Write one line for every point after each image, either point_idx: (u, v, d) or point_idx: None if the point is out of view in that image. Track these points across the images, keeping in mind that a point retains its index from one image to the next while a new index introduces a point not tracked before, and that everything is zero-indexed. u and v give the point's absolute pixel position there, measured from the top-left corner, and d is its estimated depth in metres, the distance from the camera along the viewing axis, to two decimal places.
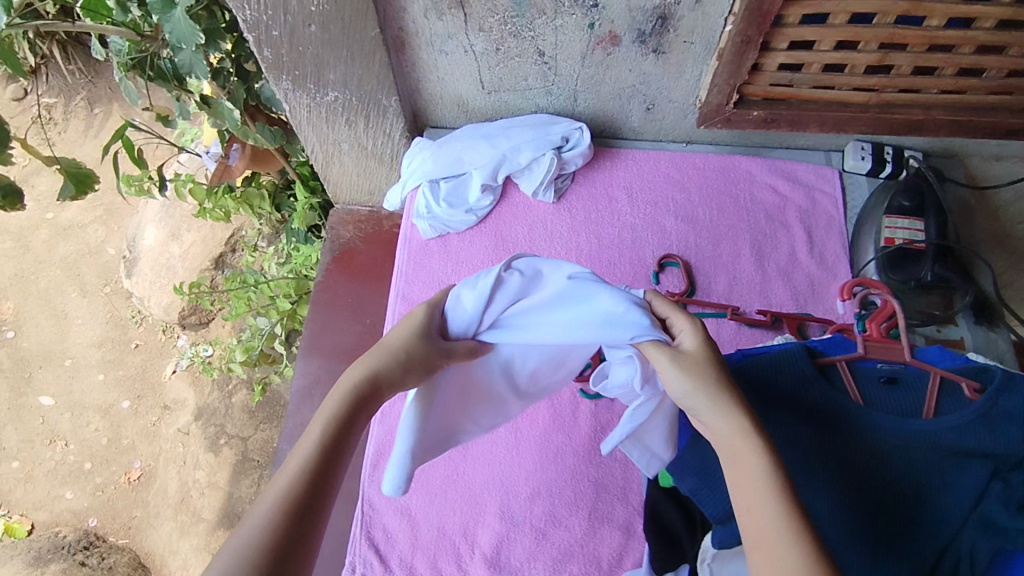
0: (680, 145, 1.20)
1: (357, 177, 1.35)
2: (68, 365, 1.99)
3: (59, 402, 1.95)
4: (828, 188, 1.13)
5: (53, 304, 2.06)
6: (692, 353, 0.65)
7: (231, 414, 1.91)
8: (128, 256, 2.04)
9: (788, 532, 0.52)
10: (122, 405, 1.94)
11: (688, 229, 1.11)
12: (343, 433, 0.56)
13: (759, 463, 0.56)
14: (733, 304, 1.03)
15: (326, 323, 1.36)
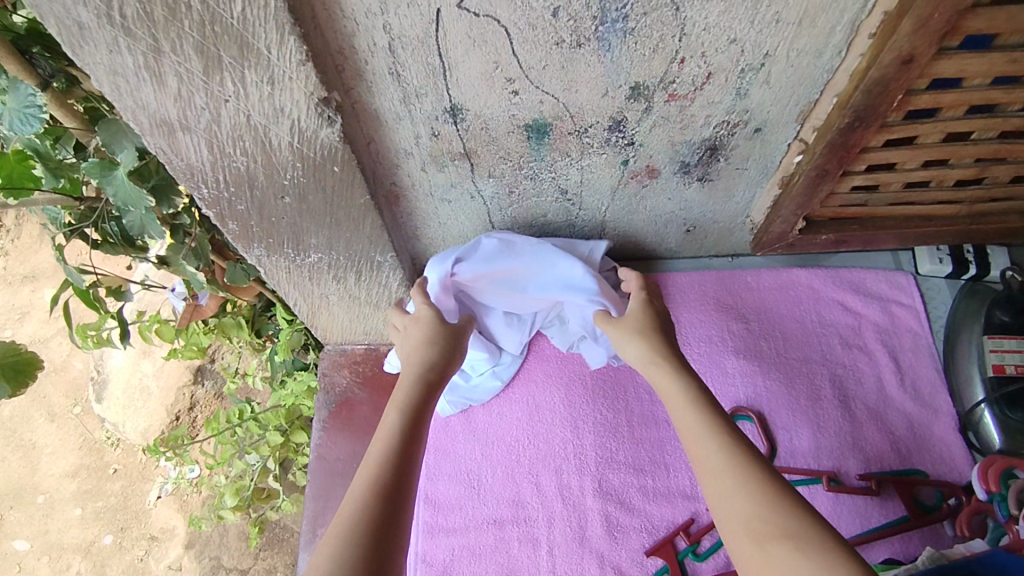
0: (725, 260, 1.04)
1: (350, 322, 1.17)
2: (42, 502, 1.71)
3: (35, 545, 1.67)
4: (906, 301, 0.97)
5: (18, 434, 1.80)
6: (632, 317, 0.74)
7: (227, 542, 1.63)
8: (95, 377, 1.80)
9: (718, 438, 0.57)
10: (105, 540, 1.66)
11: (754, 368, 0.94)
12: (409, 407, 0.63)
13: (682, 393, 0.63)
14: (825, 467, 0.86)
15: (329, 498, 1.16)
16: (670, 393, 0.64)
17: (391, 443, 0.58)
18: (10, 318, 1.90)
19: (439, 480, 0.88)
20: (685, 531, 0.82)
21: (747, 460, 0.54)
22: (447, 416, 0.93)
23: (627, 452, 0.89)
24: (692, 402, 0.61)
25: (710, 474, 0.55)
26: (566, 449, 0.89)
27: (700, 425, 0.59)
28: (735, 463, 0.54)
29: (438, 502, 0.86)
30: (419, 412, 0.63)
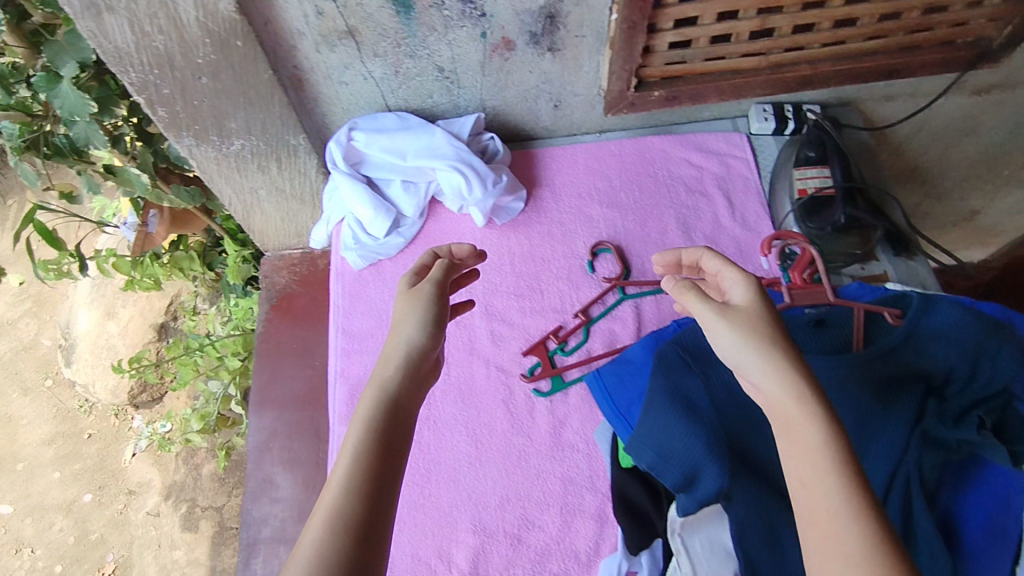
0: (594, 136, 1.22)
1: (282, 222, 1.33)
2: (21, 469, 1.84)
3: (17, 508, 1.80)
4: (739, 153, 1.17)
5: None
6: (739, 309, 0.63)
7: (201, 485, 1.81)
8: (64, 344, 1.93)
9: (844, 498, 0.52)
10: (85, 498, 1.80)
11: (615, 214, 1.13)
12: (393, 424, 0.60)
13: (812, 430, 0.55)
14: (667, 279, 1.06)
15: (273, 372, 1.32)
16: (793, 420, 0.56)
17: (364, 461, 0.56)
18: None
19: (354, 317, 1.05)
20: (554, 334, 1.01)
21: (867, 522, 0.50)
22: (359, 270, 1.09)
23: (510, 284, 1.07)
24: (824, 448, 0.54)
25: (829, 536, 0.51)
26: (460, 285, 1.07)
27: (824, 481, 0.53)
28: (862, 531, 0.50)
29: (353, 333, 1.04)
30: (395, 427, 0.60)
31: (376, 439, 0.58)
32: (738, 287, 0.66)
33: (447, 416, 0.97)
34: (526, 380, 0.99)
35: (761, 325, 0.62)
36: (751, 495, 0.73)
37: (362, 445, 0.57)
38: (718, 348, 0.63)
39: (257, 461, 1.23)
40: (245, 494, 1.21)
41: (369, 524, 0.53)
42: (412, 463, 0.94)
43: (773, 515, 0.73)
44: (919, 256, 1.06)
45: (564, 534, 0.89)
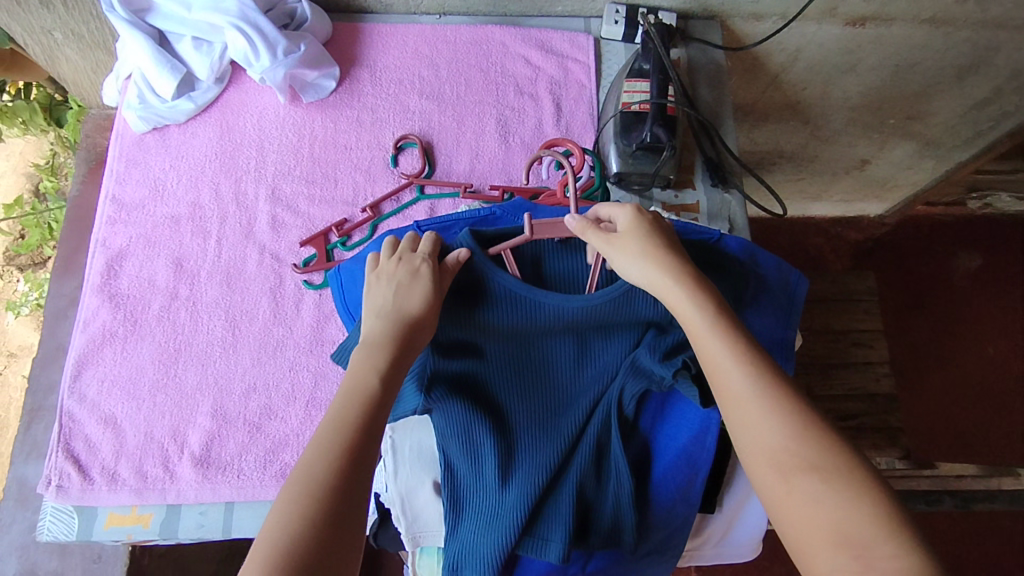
0: (434, 18, 1.10)
1: (95, 74, 1.20)
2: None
3: None
4: (581, 57, 1.08)
5: None
6: (626, 236, 0.65)
7: None
8: None
9: (749, 381, 0.57)
10: None
11: (432, 107, 1.04)
12: (376, 410, 0.60)
13: (713, 338, 0.60)
14: (469, 182, 0.99)
15: (83, 239, 1.24)
16: (696, 331, 0.61)
17: (339, 449, 0.56)
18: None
19: (127, 184, 0.97)
20: (337, 227, 0.95)
21: (781, 408, 0.56)
22: (142, 134, 1.00)
23: (303, 168, 0.99)
24: (723, 347, 0.59)
25: (744, 422, 0.57)
26: (249, 164, 0.99)
27: (738, 375, 0.58)
28: (766, 410, 0.56)
29: (123, 202, 0.96)
30: (381, 410, 0.60)
31: (354, 427, 0.58)
32: (619, 214, 0.67)
33: (209, 299, 0.91)
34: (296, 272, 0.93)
35: (652, 242, 0.65)
36: (452, 413, 0.72)
37: (340, 434, 0.57)
38: (624, 273, 0.64)
39: (49, 329, 1.16)
40: (35, 359, 1.15)
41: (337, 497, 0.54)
42: (161, 342, 0.89)
43: (474, 429, 0.72)
44: (733, 190, 1.01)
45: (304, 427, 0.86)
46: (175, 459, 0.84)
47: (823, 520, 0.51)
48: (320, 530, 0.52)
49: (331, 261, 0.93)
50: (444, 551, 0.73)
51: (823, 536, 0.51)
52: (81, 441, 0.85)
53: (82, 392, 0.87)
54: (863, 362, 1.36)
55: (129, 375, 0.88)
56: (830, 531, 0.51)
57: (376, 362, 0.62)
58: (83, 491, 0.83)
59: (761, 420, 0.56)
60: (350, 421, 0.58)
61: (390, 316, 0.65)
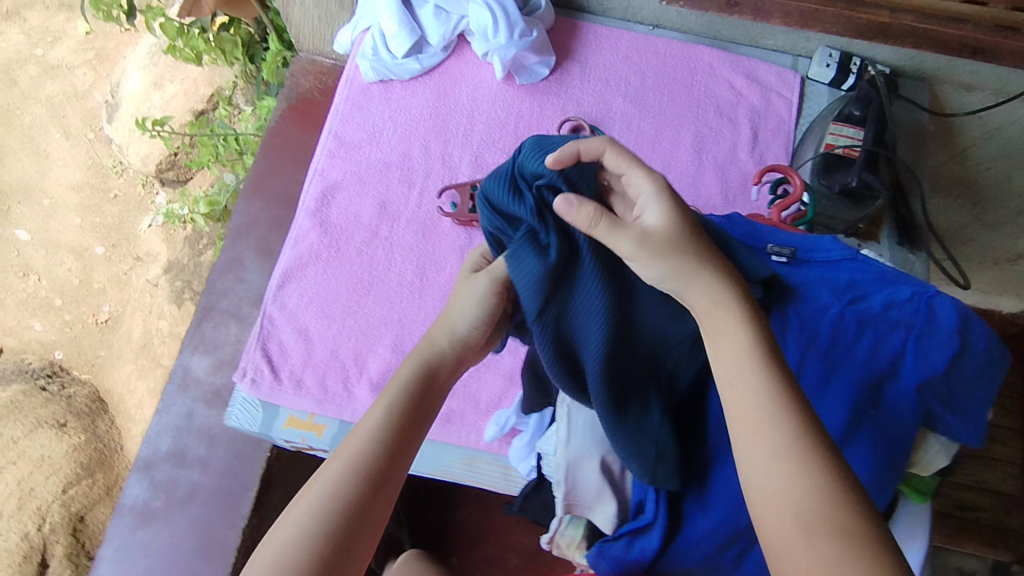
0: (646, 28, 1.15)
1: (319, 23, 1.32)
2: (45, 203, 2.18)
3: (35, 238, 2.12)
4: (785, 92, 1.10)
5: (35, 143, 2.24)
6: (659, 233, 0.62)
7: (198, 271, 2.00)
8: (110, 102, 2.22)
9: (772, 417, 0.56)
10: (96, 250, 2.08)
11: (635, 111, 1.08)
12: (412, 410, 0.64)
13: (738, 332, 0.60)
14: None
15: (273, 167, 1.35)
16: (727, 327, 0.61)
17: (393, 414, 0.63)
18: (46, 39, 2.40)
19: (349, 124, 1.06)
20: None
21: (789, 448, 0.55)
22: (369, 83, 1.08)
23: (505, 143, 1.05)
24: (746, 341, 0.59)
25: (752, 445, 0.56)
26: (458, 129, 1.06)
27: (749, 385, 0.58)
28: (787, 434, 0.55)
29: (343, 140, 1.04)
30: (424, 404, 0.65)
31: (396, 416, 0.63)
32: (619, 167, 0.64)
33: (405, 243, 1.00)
34: (458, 223, 1.00)
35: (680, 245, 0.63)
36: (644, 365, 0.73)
37: (388, 424, 0.62)
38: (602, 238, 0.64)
39: (233, 242, 1.28)
40: (215, 265, 1.27)
41: (370, 498, 0.58)
42: (358, 272, 0.98)
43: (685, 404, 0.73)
44: (920, 252, 1.01)
45: (471, 380, 0.92)
46: (354, 380, 0.92)
47: (779, 482, 0.54)
48: (372, 480, 0.59)
49: (474, 215, 0.99)
50: (617, 535, 0.77)
51: (783, 507, 0.53)
52: (276, 345, 0.94)
53: (283, 301, 0.96)
54: (989, 458, 1.33)
55: (326, 295, 0.96)
56: (791, 503, 0.53)
57: (401, 377, 0.66)
58: (273, 389, 0.91)
59: (770, 451, 0.55)
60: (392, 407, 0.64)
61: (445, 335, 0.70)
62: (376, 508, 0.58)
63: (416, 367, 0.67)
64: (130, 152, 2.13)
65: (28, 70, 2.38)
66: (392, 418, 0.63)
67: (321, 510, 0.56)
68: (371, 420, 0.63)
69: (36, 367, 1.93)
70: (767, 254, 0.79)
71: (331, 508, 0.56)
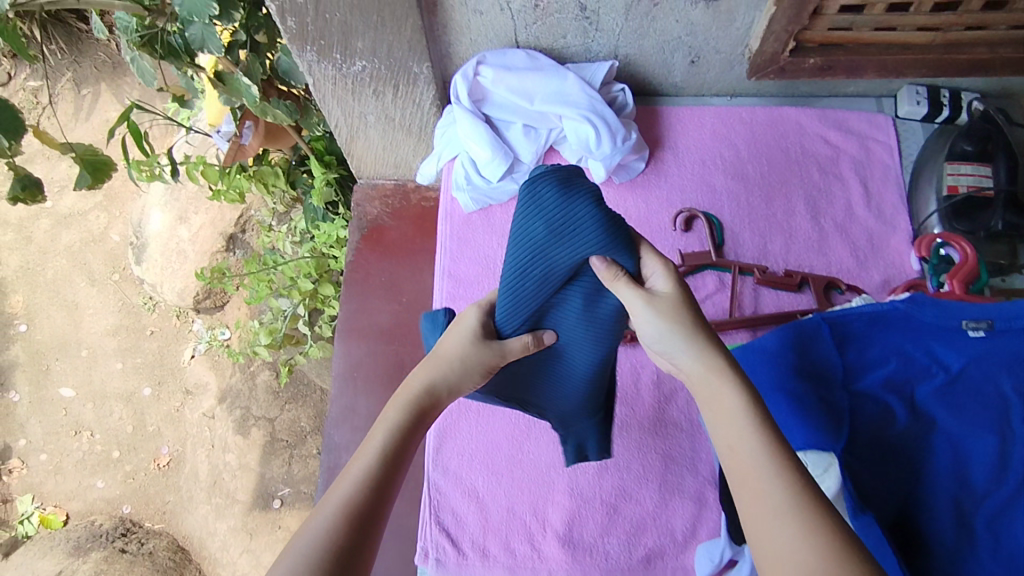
0: (724, 98, 1.15)
1: (383, 151, 1.30)
2: (86, 355, 1.97)
3: (81, 393, 1.94)
4: (882, 137, 1.09)
5: (63, 295, 2.03)
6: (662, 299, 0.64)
7: (255, 394, 1.85)
8: (135, 242, 1.96)
9: (780, 493, 0.52)
10: (144, 391, 1.92)
11: (740, 187, 1.07)
12: (406, 436, 0.61)
13: (743, 419, 0.58)
14: (762, 263, 1.00)
15: (361, 302, 1.33)
16: (725, 406, 0.59)
17: (396, 443, 0.60)
18: (53, 187, 2.11)
19: (461, 262, 1.04)
20: None
21: (811, 533, 0.49)
22: (469, 212, 1.07)
23: None
24: (751, 424, 0.57)
25: (790, 527, 0.50)
26: None
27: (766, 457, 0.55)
28: (799, 526, 0.50)
29: (459, 279, 1.02)
30: (418, 434, 0.62)
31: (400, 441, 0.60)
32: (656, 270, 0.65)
33: None
34: None
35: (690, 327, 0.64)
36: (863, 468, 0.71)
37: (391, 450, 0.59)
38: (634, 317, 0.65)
39: (340, 391, 1.26)
40: (327, 418, 1.24)
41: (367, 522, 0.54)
42: (512, 417, 0.94)
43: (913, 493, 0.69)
44: None
45: (661, 511, 0.88)
46: (540, 536, 0.87)
47: (802, 555, 0.49)
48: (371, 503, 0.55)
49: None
50: None
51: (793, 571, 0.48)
52: (449, 514, 0.89)
53: (445, 465, 0.92)
54: None
55: (487, 448, 0.92)
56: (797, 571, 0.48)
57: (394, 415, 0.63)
58: (460, 565, 0.86)
59: (777, 530, 0.51)
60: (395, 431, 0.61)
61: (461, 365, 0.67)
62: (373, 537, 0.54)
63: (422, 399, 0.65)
64: (165, 289, 1.91)
65: (40, 224, 2.12)
66: (401, 436, 0.60)
67: (328, 537, 0.52)
68: (376, 444, 0.60)
69: (108, 529, 1.78)
70: (964, 332, 0.75)
71: (331, 533, 0.52)
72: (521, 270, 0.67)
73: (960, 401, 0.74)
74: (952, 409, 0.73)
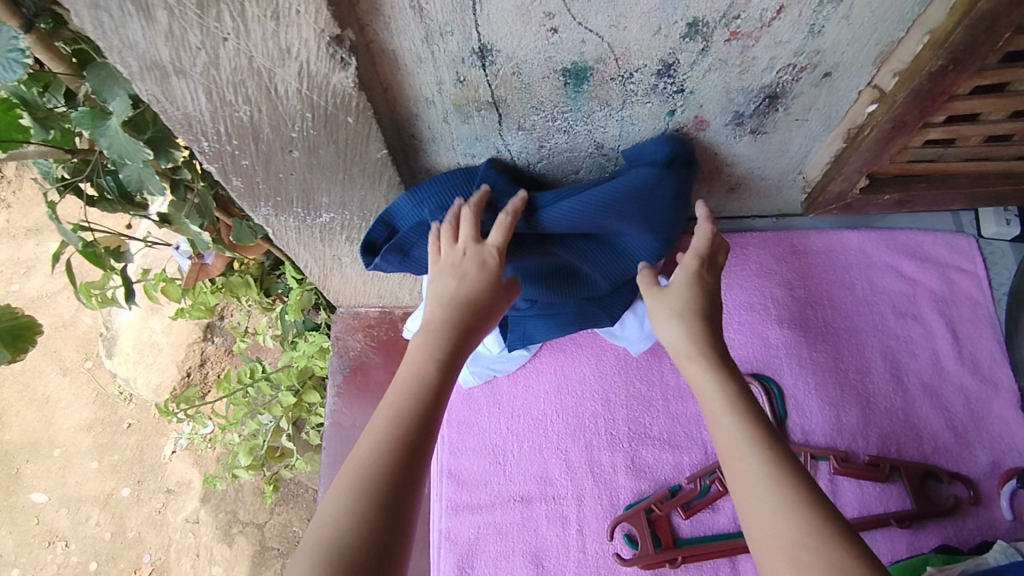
0: (770, 220, 0.95)
1: (365, 284, 1.11)
2: (59, 456, 1.63)
3: (52, 499, 1.59)
4: (966, 266, 0.90)
5: (30, 389, 1.69)
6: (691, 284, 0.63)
7: (242, 497, 1.55)
8: (103, 333, 1.67)
9: (773, 485, 0.48)
10: (122, 493, 1.58)
11: (799, 338, 0.88)
12: (436, 394, 0.54)
13: (752, 454, 0.51)
14: (839, 450, 0.80)
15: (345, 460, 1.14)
16: (739, 455, 0.51)
17: (424, 392, 0.54)
18: (16, 271, 1.77)
19: (463, 455, 0.85)
20: (682, 505, 0.78)
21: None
22: (470, 387, 0.89)
23: (662, 426, 0.83)
24: (771, 497, 0.48)
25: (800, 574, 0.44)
26: (598, 425, 0.84)
27: (779, 521, 0.46)
28: (799, 525, 0.46)
29: (462, 478, 0.84)
30: (450, 373, 0.57)
31: (430, 394, 0.54)
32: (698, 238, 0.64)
33: None
34: (644, 566, 0.75)
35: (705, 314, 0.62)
36: None
37: (416, 406, 0.53)
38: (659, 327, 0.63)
39: None
40: None
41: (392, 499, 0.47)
42: None
43: None
44: None
45: None
46: None
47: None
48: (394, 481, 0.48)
49: (663, 554, 0.75)
50: None
51: None
52: None
53: None
54: None
55: None
56: None
57: (420, 349, 0.57)
58: None
59: (777, 522, 0.47)
60: (426, 376, 0.55)
61: (455, 301, 0.59)
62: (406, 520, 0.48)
63: (440, 342, 0.58)
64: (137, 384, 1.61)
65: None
66: (430, 375, 0.55)
67: (351, 504, 0.46)
68: (398, 396, 0.54)
69: None
70: None
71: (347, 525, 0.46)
72: (605, 198, 0.66)
73: None
74: None
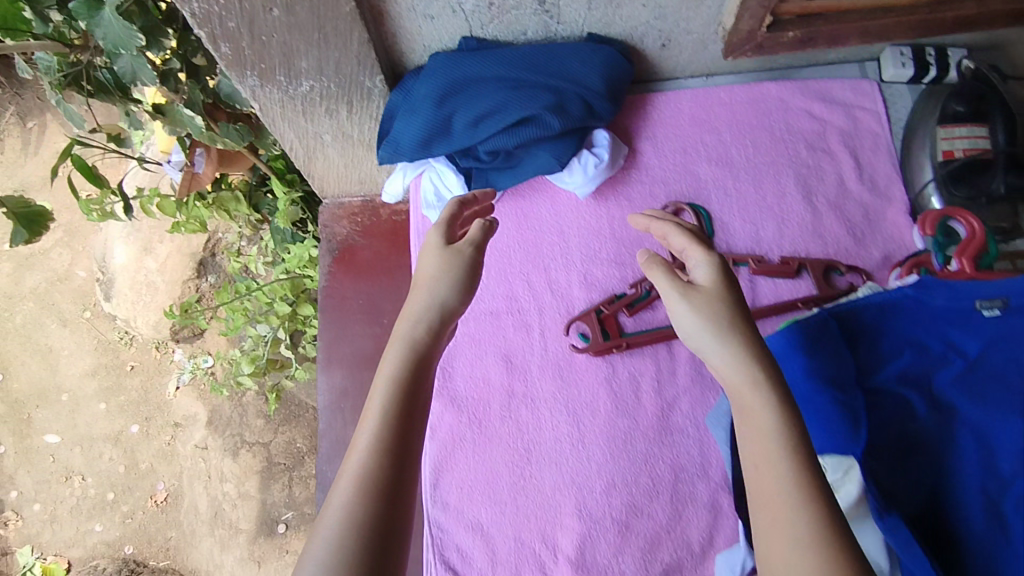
0: (701, 79, 1.08)
1: (345, 168, 1.22)
2: (67, 400, 1.69)
3: (65, 438, 1.67)
4: (869, 105, 1.03)
5: (32, 340, 1.73)
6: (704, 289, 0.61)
7: (247, 420, 1.64)
8: (100, 278, 1.72)
9: (793, 491, 0.49)
10: (132, 429, 1.66)
11: (725, 173, 1.01)
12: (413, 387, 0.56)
13: (778, 472, 0.50)
14: (755, 253, 0.95)
15: (340, 328, 1.27)
16: (767, 450, 0.52)
17: (402, 386, 0.56)
18: None
19: None
20: (626, 306, 0.93)
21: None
22: None
23: (608, 250, 0.98)
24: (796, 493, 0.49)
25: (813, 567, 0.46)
26: (554, 251, 0.98)
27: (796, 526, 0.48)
28: (814, 528, 0.47)
29: None
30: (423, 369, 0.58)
31: (404, 386, 0.56)
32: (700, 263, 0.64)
33: (546, 394, 0.92)
34: (595, 354, 0.92)
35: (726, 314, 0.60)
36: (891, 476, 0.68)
37: (398, 399, 0.55)
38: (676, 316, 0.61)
39: (328, 422, 1.21)
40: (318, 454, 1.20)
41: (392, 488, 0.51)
42: (511, 442, 0.90)
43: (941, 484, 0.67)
44: None
45: (675, 524, 0.84)
46: (551, 563, 0.84)
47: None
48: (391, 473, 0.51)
49: (610, 342, 0.91)
50: None
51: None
52: (454, 550, 0.86)
53: (445, 500, 0.88)
54: None
55: (486, 478, 0.88)
56: None
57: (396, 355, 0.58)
58: None
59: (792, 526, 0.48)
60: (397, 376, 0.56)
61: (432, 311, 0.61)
62: (407, 500, 0.52)
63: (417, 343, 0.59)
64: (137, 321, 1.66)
65: None
66: (408, 368, 0.57)
67: (362, 493, 0.50)
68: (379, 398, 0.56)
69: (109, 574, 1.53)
70: (980, 313, 0.72)
71: (352, 536, 0.48)
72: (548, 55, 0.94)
73: (982, 388, 0.71)
74: (974, 398, 0.70)
